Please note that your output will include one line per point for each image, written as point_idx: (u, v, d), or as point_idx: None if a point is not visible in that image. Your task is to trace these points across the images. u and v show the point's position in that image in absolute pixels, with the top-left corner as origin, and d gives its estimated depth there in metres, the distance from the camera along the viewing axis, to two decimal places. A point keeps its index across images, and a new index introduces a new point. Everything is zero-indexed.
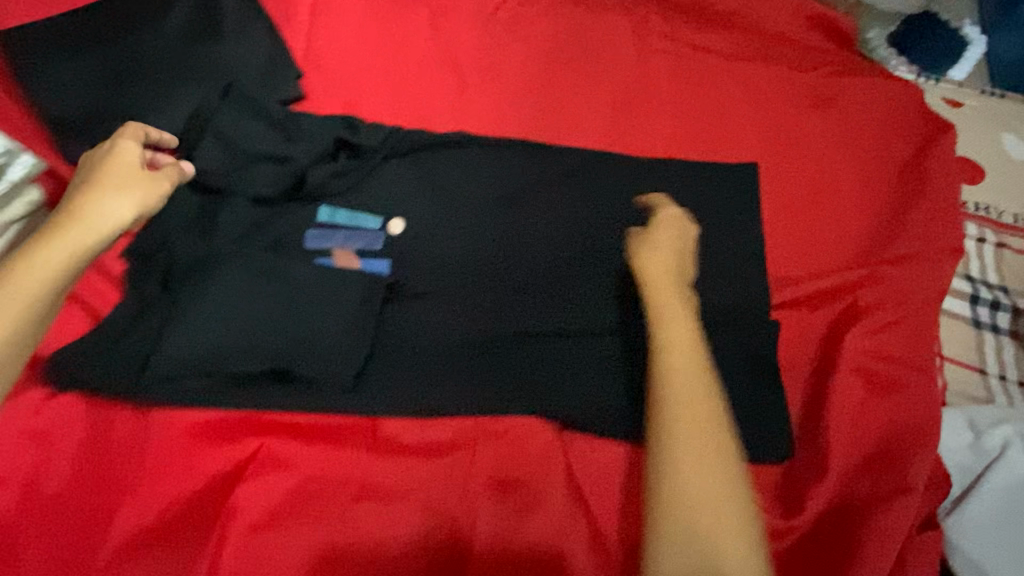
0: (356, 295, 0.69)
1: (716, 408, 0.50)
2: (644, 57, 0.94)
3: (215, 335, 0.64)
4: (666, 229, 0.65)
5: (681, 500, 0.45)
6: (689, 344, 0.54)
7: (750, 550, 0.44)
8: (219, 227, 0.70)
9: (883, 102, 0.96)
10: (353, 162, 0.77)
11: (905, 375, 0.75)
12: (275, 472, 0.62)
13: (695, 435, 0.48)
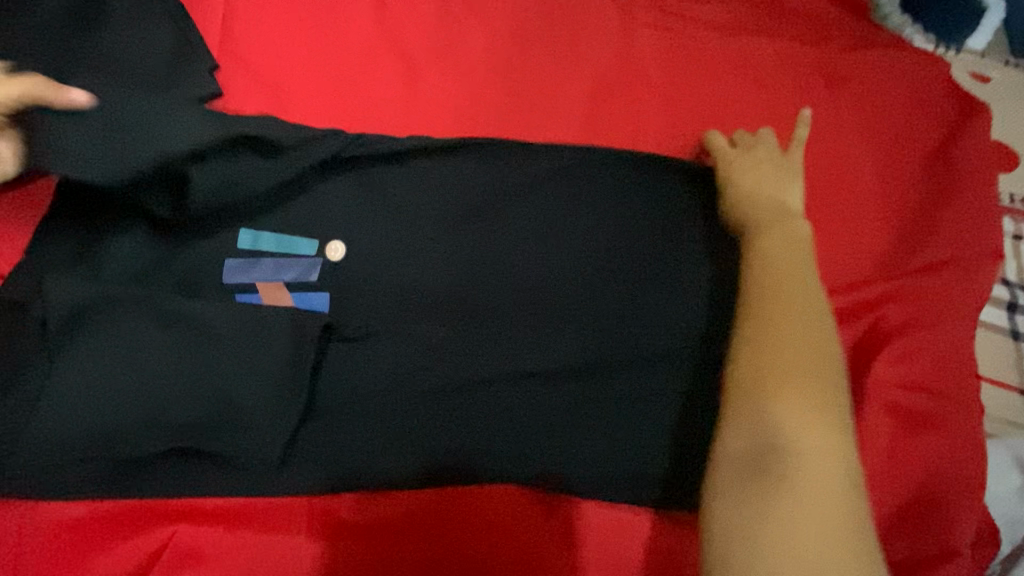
0: (284, 351, 0.55)
1: (806, 306, 0.50)
2: (629, 33, 0.80)
3: (103, 407, 0.51)
4: (749, 151, 0.68)
5: (748, 361, 0.47)
6: (771, 251, 0.56)
7: (814, 418, 0.43)
8: (113, 264, 0.59)
9: (905, 80, 0.83)
10: (260, 167, 0.60)
11: (941, 408, 0.64)
12: (190, 568, 0.52)
13: (771, 312, 0.50)
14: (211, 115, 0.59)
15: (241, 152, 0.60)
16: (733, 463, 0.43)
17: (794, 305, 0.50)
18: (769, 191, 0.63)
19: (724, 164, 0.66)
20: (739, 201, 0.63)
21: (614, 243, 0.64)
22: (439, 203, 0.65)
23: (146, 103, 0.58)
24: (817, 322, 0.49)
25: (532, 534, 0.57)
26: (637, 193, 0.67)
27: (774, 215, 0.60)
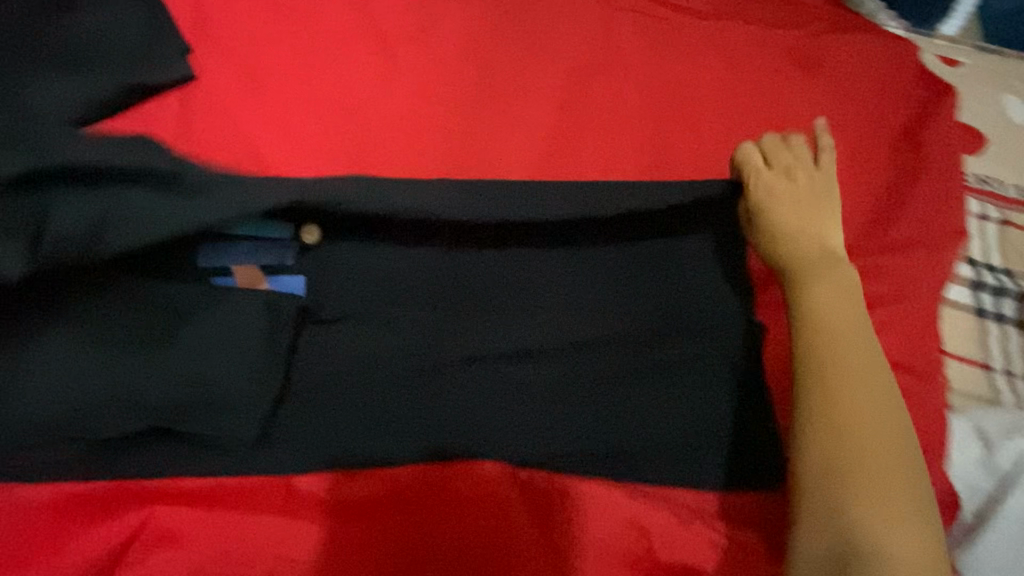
0: (249, 343, 0.55)
1: (867, 365, 0.56)
2: (605, 18, 0.81)
3: (75, 389, 0.51)
4: (790, 176, 0.65)
5: (819, 471, 0.52)
6: (827, 323, 0.58)
7: (884, 513, 0.50)
8: None
9: (875, 64, 0.85)
10: (155, 197, 0.53)
11: (903, 383, 0.67)
12: (166, 550, 0.51)
13: (831, 405, 0.54)
14: (73, 147, 0.52)
15: (121, 186, 0.53)
16: (813, 561, 0.50)
17: (859, 366, 0.55)
18: (815, 229, 0.63)
19: (770, 197, 0.64)
20: (790, 241, 0.62)
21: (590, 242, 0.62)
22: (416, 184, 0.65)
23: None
24: (878, 378, 0.56)
25: (506, 508, 0.57)
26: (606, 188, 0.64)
27: (828, 262, 0.61)
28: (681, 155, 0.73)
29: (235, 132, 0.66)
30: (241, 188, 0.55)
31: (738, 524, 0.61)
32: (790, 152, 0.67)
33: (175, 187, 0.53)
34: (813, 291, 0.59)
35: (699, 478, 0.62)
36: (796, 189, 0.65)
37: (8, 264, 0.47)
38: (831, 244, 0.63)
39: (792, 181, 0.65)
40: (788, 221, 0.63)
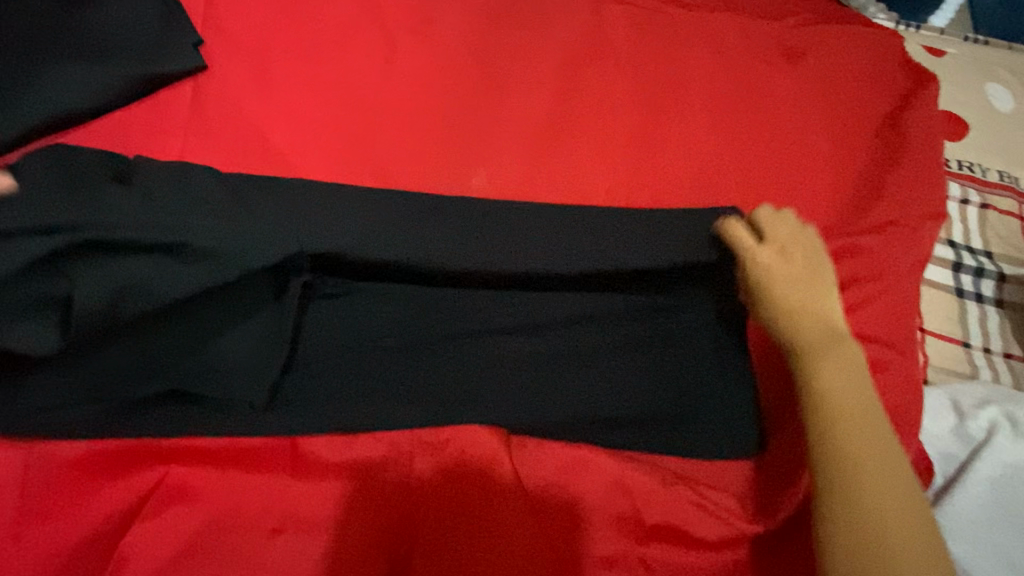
0: (263, 317, 0.62)
1: (876, 439, 0.55)
2: (597, 11, 0.85)
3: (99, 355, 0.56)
4: (785, 253, 0.64)
5: (856, 551, 0.50)
6: (842, 395, 0.57)
7: None
8: None
9: (860, 53, 0.88)
10: (170, 269, 0.55)
11: (882, 355, 0.70)
12: (180, 505, 0.55)
13: (856, 475, 0.52)
14: (94, 215, 0.54)
15: (145, 257, 0.55)
16: None
17: (867, 440, 0.54)
18: (815, 308, 0.62)
19: (768, 275, 0.63)
20: (792, 320, 0.61)
21: (586, 262, 0.65)
22: (417, 175, 0.71)
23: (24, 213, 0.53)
24: (889, 452, 0.54)
25: (500, 470, 0.60)
26: (594, 222, 0.68)
27: (831, 339, 0.60)
28: (667, 143, 0.77)
29: (246, 121, 0.70)
30: (258, 246, 0.58)
31: (723, 488, 0.64)
32: (786, 228, 0.66)
33: (188, 257, 0.55)
34: (818, 368, 0.58)
35: (684, 445, 0.65)
36: (794, 267, 0.63)
37: (43, 344, 0.51)
38: (832, 321, 0.62)
39: (789, 261, 0.64)
40: (787, 300, 0.62)
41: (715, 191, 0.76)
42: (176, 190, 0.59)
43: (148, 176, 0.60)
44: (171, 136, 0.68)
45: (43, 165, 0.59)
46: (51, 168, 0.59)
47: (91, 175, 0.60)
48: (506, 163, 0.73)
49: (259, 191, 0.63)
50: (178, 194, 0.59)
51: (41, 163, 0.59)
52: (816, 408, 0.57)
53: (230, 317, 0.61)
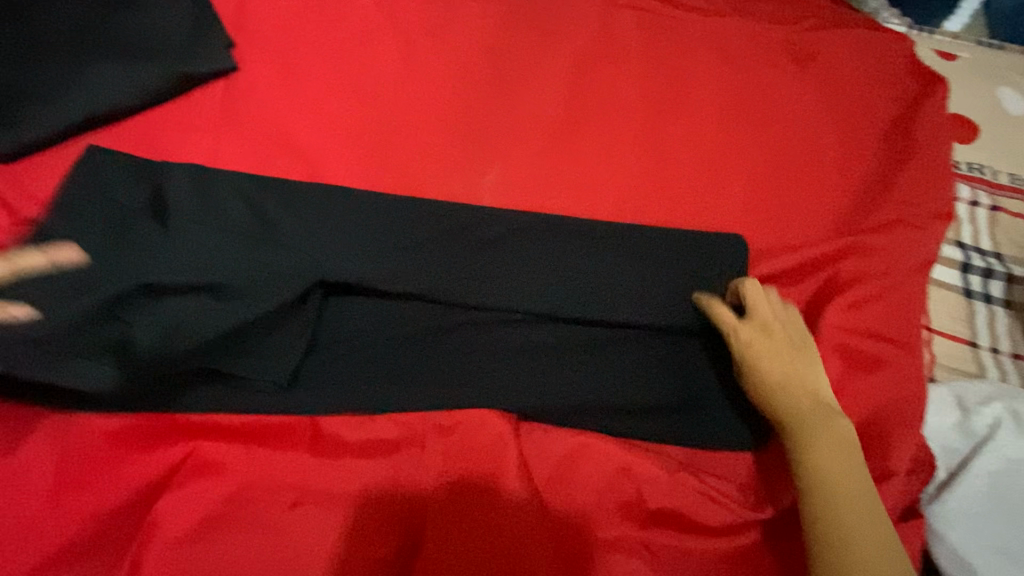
0: (284, 324, 0.63)
1: (863, 504, 0.56)
2: (609, 15, 0.87)
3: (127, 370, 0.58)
4: (770, 326, 0.65)
5: None
6: (834, 472, 0.57)
7: None
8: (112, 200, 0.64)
9: (869, 57, 0.89)
10: (211, 308, 0.60)
11: (887, 352, 0.71)
12: (205, 477, 0.58)
13: (854, 555, 0.53)
14: (145, 266, 0.59)
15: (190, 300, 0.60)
16: None
17: (855, 509, 0.55)
18: (800, 381, 0.63)
19: (753, 349, 0.64)
20: (776, 392, 0.62)
21: (584, 283, 0.69)
22: (434, 171, 0.74)
23: (91, 267, 0.58)
24: (877, 520, 0.55)
25: (504, 456, 0.61)
26: (597, 244, 0.72)
27: (819, 413, 0.61)
28: (676, 144, 0.80)
29: (272, 118, 0.74)
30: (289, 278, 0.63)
31: (728, 478, 0.65)
32: (767, 303, 0.67)
33: (234, 303, 0.61)
34: (803, 438, 0.60)
35: (685, 434, 0.66)
36: (779, 342, 0.65)
37: (102, 382, 0.54)
38: (819, 394, 0.63)
39: (773, 335, 0.65)
40: (772, 374, 0.63)
41: (722, 190, 0.78)
42: (211, 235, 0.63)
43: (183, 219, 0.64)
44: (201, 131, 0.72)
45: (98, 172, 0.66)
46: (93, 205, 0.63)
47: (129, 212, 0.64)
48: (518, 161, 0.76)
49: (281, 212, 0.67)
50: (216, 232, 0.64)
51: (91, 171, 0.65)
52: (810, 488, 0.57)
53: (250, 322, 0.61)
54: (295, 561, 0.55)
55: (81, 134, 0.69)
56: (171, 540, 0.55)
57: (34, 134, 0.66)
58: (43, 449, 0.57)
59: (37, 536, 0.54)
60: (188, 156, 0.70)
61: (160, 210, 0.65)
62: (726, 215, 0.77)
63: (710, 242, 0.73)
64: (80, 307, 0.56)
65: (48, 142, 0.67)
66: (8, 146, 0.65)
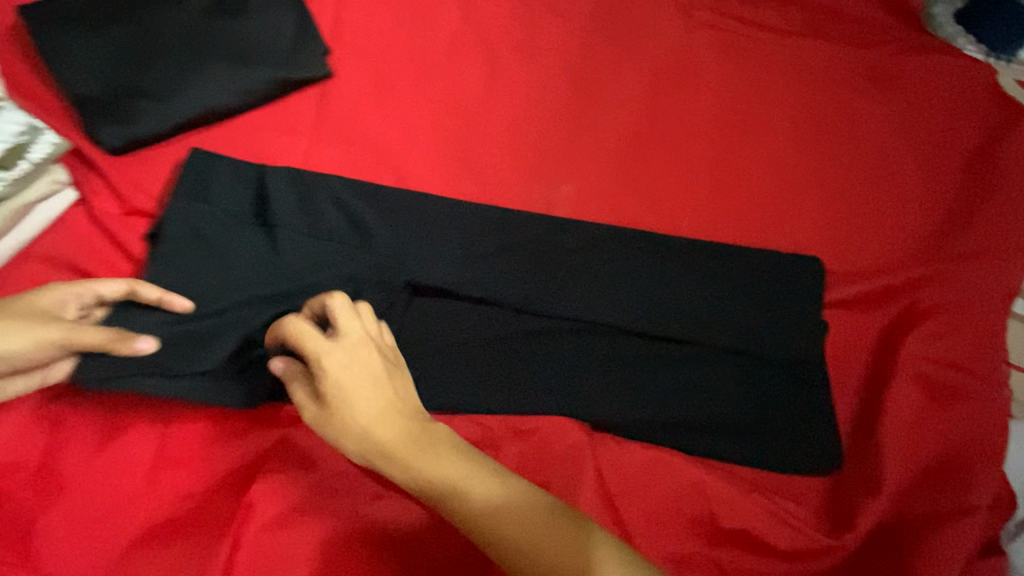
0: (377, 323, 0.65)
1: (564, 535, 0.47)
2: (688, 34, 0.88)
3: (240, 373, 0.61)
4: (352, 354, 0.52)
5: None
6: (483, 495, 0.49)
7: None
8: (214, 198, 0.68)
9: (951, 85, 0.87)
10: None
11: (969, 383, 0.69)
12: (294, 465, 0.59)
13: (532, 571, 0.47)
14: (262, 286, 0.64)
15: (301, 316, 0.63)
16: None
17: (568, 542, 0.46)
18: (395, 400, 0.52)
19: (336, 390, 0.51)
20: (385, 425, 0.51)
21: (659, 297, 0.71)
22: (516, 182, 0.76)
23: (217, 285, 0.63)
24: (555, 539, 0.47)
25: (581, 463, 0.64)
26: (670, 259, 0.73)
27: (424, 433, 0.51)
28: (754, 167, 0.80)
29: (364, 124, 0.77)
30: (386, 293, 0.67)
31: (798, 503, 0.66)
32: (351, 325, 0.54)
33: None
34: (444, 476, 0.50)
35: (763, 455, 0.67)
36: (371, 369, 0.52)
37: (236, 400, 0.59)
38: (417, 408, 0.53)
39: (362, 357, 0.52)
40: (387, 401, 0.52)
41: (799, 215, 0.78)
42: (312, 247, 0.67)
43: (286, 229, 0.67)
44: (297, 134, 0.75)
45: (206, 171, 0.69)
46: (206, 212, 0.66)
47: (235, 218, 0.67)
48: (597, 178, 0.78)
49: (371, 213, 0.70)
50: (319, 243, 0.68)
51: (202, 171, 0.69)
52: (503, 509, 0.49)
53: None
54: (381, 552, 0.56)
55: (187, 132, 0.72)
56: (262, 524, 0.56)
57: (147, 131, 0.69)
58: (141, 429, 0.59)
59: (138, 511, 0.56)
60: (286, 157, 0.73)
61: (263, 216, 0.68)
62: (801, 241, 0.77)
63: (785, 265, 0.74)
64: (205, 330, 0.61)
65: (157, 138, 0.70)
66: (123, 140, 0.69)
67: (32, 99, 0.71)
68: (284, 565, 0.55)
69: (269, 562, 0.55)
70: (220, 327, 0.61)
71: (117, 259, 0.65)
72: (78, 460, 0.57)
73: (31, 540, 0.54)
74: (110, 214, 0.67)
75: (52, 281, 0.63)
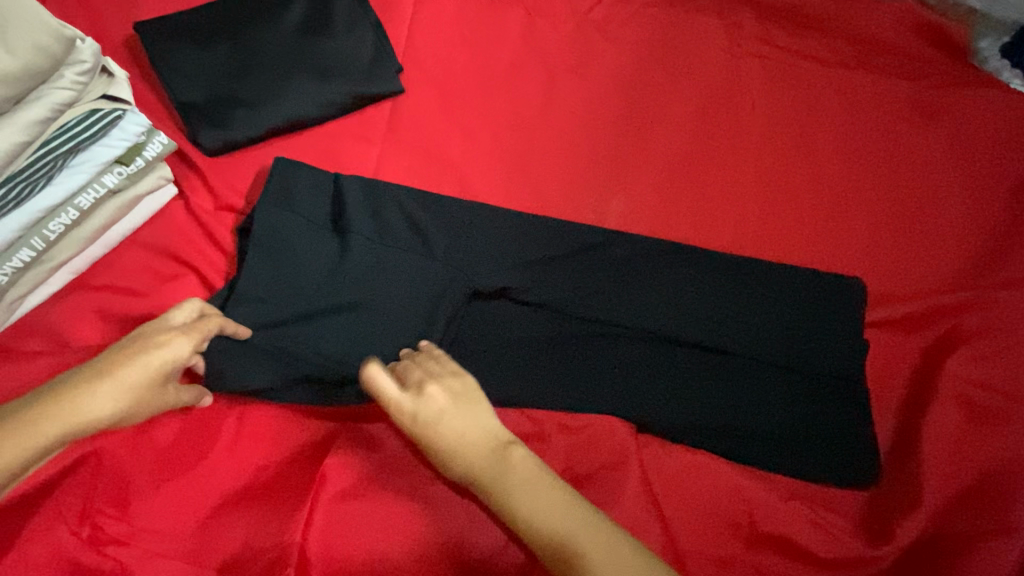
0: (439, 322, 0.70)
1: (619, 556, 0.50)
2: (737, 62, 0.91)
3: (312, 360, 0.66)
4: (422, 398, 0.59)
5: None
6: (553, 507, 0.53)
7: None
8: (298, 197, 0.74)
9: (1002, 114, 0.88)
10: (388, 318, 0.70)
11: (1010, 407, 0.71)
12: (360, 445, 0.64)
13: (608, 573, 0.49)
14: (338, 282, 0.70)
15: (371, 312, 0.69)
16: None
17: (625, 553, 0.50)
18: (467, 431, 0.58)
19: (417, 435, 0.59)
20: (460, 457, 0.58)
21: (707, 313, 0.74)
22: (568, 197, 0.82)
23: (297, 279, 0.69)
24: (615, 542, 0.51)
25: (629, 459, 0.67)
26: (717, 273, 0.77)
27: (491, 455, 0.57)
28: (795, 190, 0.84)
29: (430, 137, 0.83)
30: (448, 292, 0.72)
31: (837, 515, 0.68)
32: (420, 367, 0.62)
33: (401, 319, 0.70)
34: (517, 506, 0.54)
35: (802, 466, 0.69)
36: (437, 413, 0.59)
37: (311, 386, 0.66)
38: (484, 431, 0.59)
39: (428, 403, 0.59)
40: (458, 433, 0.58)
41: (838, 238, 0.81)
42: (382, 253, 0.72)
43: (359, 228, 0.73)
44: (371, 145, 0.82)
45: (291, 170, 0.75)
46: (292, 211, 0.72)
47: (315, 225, 0.73)
48: (644, 196, 0.82)
49: (436, 224, 0.75)
50: (389, 250, 0.73)
51: (286, 171, 0.75)
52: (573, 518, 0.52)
53: (412, 320, 0.70)
54: (438, 529, 0.61)
55: (273, 138, 0.80)
56: (333, 495, 0.62)
57: (239, 136, 0.77)
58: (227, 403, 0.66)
59: (223, 477, 0.62)
60: (361, 166, 0.80)
61: (339, 222, 0.73)
62: (839, 264, 0.80)
63: (827, 286, 0.76)
64: (282, 336, 0.67)
65: (248, 143, 0.78)
66: (218, 144, 0.76)
67: (143, 106, 0.79)
68: (351, 534, 0.60)
69: (337, 531, 0.60)
70: (299, 330, 0.67)
71: (211, 251, 0.73)
72: (172, 427, 0.64)
73: (129, 496, 0.60)
74: (206, 210, 0.75)
75: (158, 269, 0.71)
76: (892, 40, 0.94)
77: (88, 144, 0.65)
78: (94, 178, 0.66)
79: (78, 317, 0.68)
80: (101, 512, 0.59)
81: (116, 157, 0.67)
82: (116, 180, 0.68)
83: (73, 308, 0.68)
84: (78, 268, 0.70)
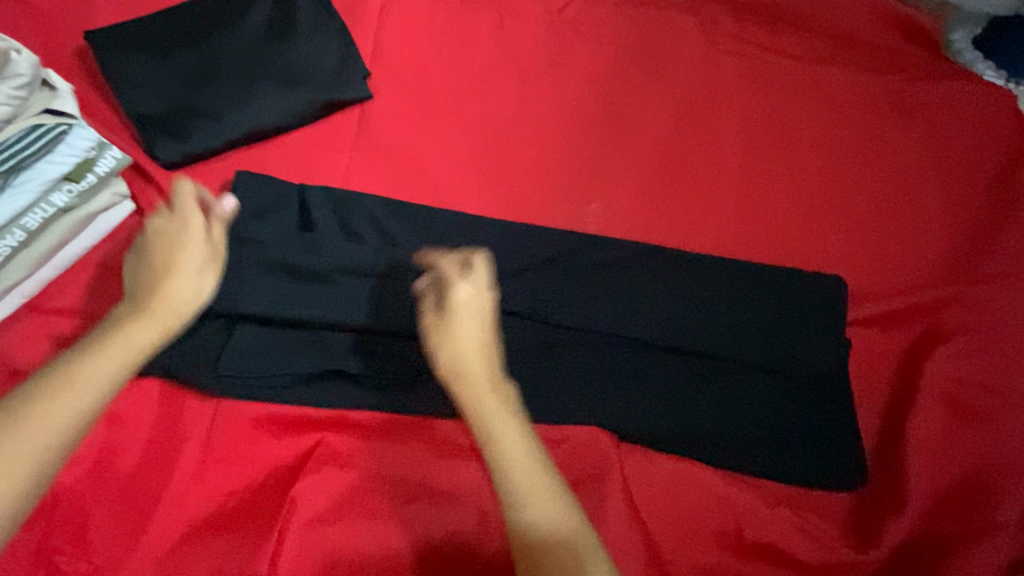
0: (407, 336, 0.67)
1: (558, 506, 0.48)
2: (713, 61, 0.90)
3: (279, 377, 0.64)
4: (485, 293, 0.57)
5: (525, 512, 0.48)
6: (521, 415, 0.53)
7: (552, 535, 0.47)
8: (264, 209, 0.71)
9: (974, 108, 0.87)
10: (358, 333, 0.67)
11: (993, 404, 0.70)
12: (333, 467, 0.62)
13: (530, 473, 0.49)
14: (303, 299, 0.67)
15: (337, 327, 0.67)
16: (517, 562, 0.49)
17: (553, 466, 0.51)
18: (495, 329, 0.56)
19: (460, 305, 0.55)
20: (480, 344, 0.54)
21: (690, 317, 0.73)
22: (543, 203, 0.80)
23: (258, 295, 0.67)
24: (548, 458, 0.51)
25: (610, 471, 0.65)
26: (697, 277, 0.75)
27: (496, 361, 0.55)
28: (773, 189, 0.83)
29: (400, 145, 0.80)
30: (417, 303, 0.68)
31: (823, 519, 0.67)
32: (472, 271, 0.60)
33: (372, 334, 0.67)
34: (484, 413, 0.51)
35: (786, 470, 0.68)
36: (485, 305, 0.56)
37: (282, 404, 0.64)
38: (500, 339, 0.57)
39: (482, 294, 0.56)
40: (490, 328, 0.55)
41: (817, 237, 0.80)
42: (349, 266, 0.69)
43: (327, 239, 0.70)
44: (338, 153, 0.79)
45: (256, 182, 0.72)
46: (256, 224, 0.70)
47: (281, 238, 0.70)
48: (621, 201, 0.81)
49: (407, 235, 0.73)
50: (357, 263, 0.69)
51: (250, 183, 0.72)
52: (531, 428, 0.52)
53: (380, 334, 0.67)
54: (415, 552, 0.59)
55: (236, 148, 0.77)
56: (305, 521, 0.59)
57: (199, 147, 0.74)
58: (190, 427, 0.63)
59: (188, 506, 0.60)
60: (328, 176, 0.78)
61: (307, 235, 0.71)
62: (819, 263, 0.79)
63: (807, 287, 0.75)
64: (246, 357, 0.64)
65: (208, 155, 0.75)
66: (177, 156, 0.73)
67: (98, 119, 0.76)
68: (323, 561, 0.58)
69: (309, 558, 0.58)
70: (267, 346, 0.65)
71: None
72: (134, 455, 0.61)
73: (88, 530, 0.57)
74: None
75: (116, 289, 0.68)
76: (867, 35, 0.93)
77: (32, 161, 0.61)
78: (41, 198, 0.63)
79: (32, 342, 0.65)
80: (58, 549, 0.57)
81: (64, 174, 0.64)
82: (65, 199, 0.65)
83: (26, 334, 0.65)
84: (30, 292, 0.66)
